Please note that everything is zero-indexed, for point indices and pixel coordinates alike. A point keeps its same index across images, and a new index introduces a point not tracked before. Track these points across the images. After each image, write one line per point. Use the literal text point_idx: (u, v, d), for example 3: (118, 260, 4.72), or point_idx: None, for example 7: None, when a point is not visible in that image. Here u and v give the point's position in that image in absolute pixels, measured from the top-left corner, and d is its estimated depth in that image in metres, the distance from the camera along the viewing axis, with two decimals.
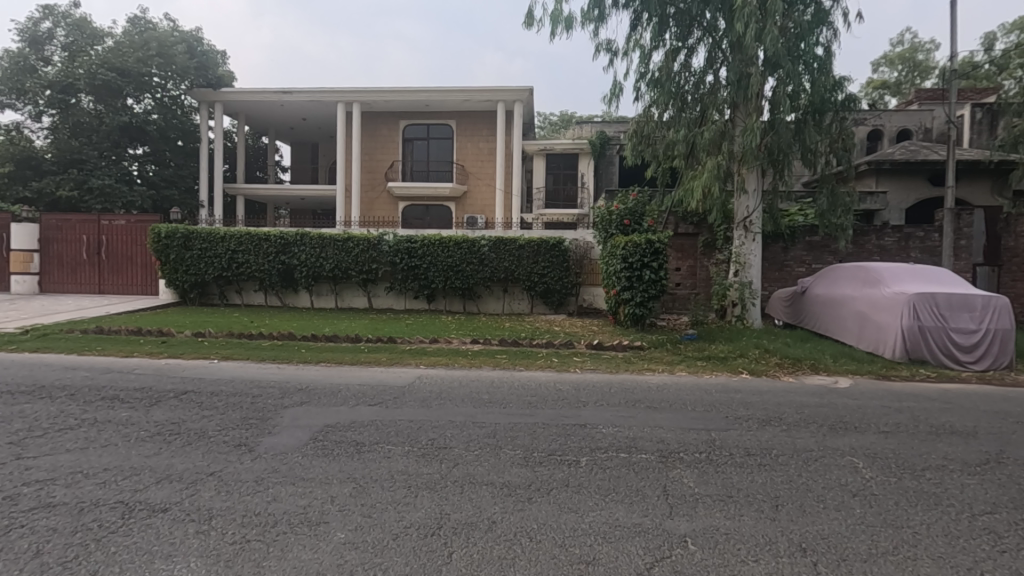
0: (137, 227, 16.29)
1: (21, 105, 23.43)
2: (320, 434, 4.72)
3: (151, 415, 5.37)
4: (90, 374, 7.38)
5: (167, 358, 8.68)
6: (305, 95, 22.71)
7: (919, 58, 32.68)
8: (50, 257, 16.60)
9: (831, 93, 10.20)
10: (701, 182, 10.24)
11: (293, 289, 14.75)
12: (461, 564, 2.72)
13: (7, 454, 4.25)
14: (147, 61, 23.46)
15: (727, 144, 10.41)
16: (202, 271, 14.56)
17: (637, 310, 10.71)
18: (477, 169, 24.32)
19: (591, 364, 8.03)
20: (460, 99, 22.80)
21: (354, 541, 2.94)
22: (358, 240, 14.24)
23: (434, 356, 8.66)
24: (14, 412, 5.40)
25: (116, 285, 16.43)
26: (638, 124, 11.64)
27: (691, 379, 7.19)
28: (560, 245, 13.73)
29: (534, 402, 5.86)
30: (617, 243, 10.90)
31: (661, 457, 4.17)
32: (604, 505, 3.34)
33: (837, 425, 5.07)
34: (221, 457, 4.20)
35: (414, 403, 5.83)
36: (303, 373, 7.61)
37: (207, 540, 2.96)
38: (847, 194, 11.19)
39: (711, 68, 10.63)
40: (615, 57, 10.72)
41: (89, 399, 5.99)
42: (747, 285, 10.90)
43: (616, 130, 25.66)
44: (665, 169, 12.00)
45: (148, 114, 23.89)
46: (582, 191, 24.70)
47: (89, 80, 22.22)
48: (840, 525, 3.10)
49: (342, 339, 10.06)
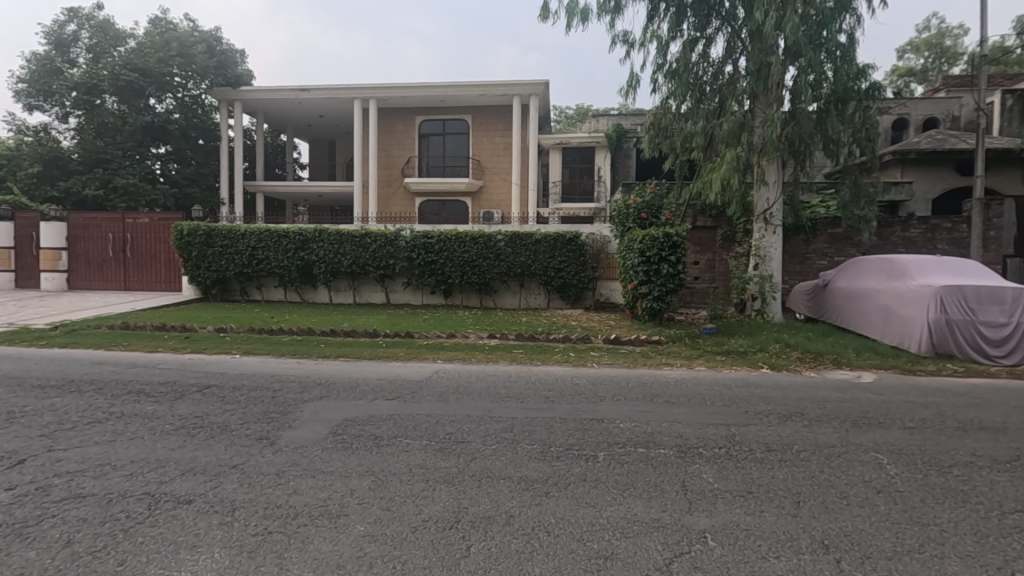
0: (160, 224, 16.64)
1: (48, 107, 24.01)
2: (339, 429, 4.77)
3: (175, 409, 5.49)
4: (117, 368, 7.57)
5: (190, 353, 8.86)
6: (322, 92, 22.88)
7: (946, 44, 31.76)
8: (77, 255, 17.02)
9: (854, 81, 9.96)
10: (720, 174, 10.10)
11: (312, 284, 14.93)
12: (480, 557, 2.74)
13: (39, 446, 4.38)
14: (168, 61, 23.84)
15: (747, 135, 10.23)
16: (224, 268, 14.80)
17: (654, 305, 10.63)
18: (493, 164, 24.29)
19: (609, 358, 7.98)
20: (476, 94, 22.77)
21: (373, 534, 2.97)
22: (375, 235, 14.34)
23: (451, 350, 8.70)
24: (45, 405, 5.56)
25: (140, 281, 16.79)
26: (656, 116, 11.50)
27: (710, 374, 7.12)
28: (576, 239, 13.67)
29: (551, 396, 5.85)
30: (634, 237, 10.81)
31: (679, 452, 4.14)
32: (623, 500, 3.33)
33: (861, 421, 4.97)
34: (243, 450, 4.28)
35: (431, 397, 5.87)
36: (322, 368, 7.70)
37: (230, 531, 3.01)
38: (871, 185, 10.94)
39: (730, 58, 10.45)
40: (631, 48, 10.59)
41: (116, 393, 6.13)
42: (767, 279, 10.74)
43: (633, 122, 25.41)
44: (683, 161, 11.85)
45: (170, 113, 24.33)
46: (599, 185, 24.54)
47: (113, 81, 22.69)
48: (864, 522, 3.05)
49: (360, 334, 10.18)
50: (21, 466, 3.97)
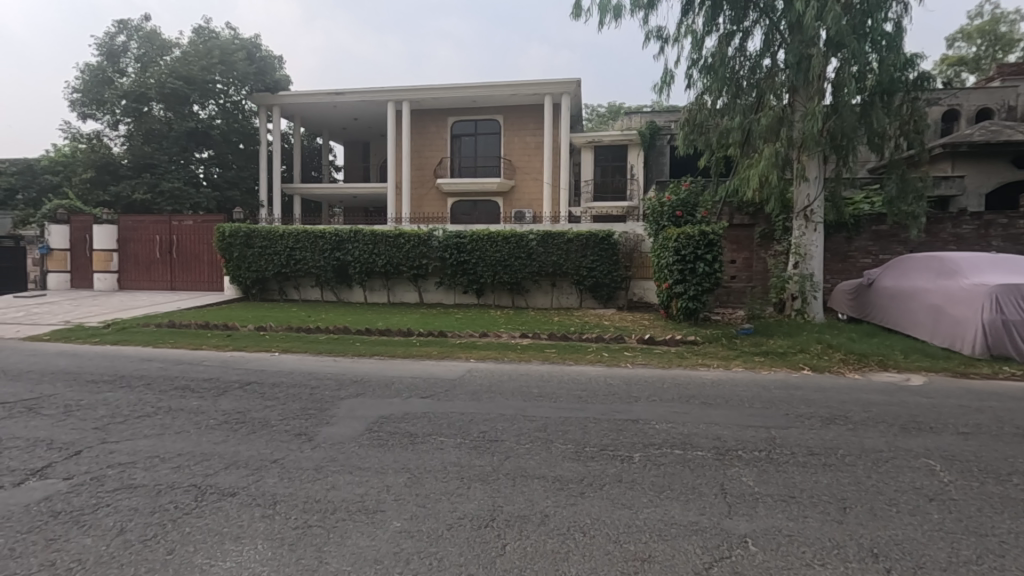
0: (203, 226, 17.27)
1: (100, 115, 25.17)
2: (375, 425, 4.85)
3: (219, 404, 5.68)
4: (164, 365, 7.88)
5: (232, 351, 9.15)
6: (357, 96, 23.30)
7: (1001, 30, 30.18)
8: (127, 256, 17.78)
9: (901, 71, 9.56)
10: (758, 170, 9.84)
11: (347, 284, 15.22)
12: (515, 556, 2.73)
13: (94, 438, 4.59)
14: (210, 69, 24.69)
15: (786, 130, 9.94)
16: (263, 268, 15.23)
17: (689, 304, 10.45)
18: (524, 164, 24.29)
19: (643, 359, 7.87)
20: (507, 94, 22.79)
21: (409, 530, 3.00)
22: (409, 236, 14.52)
23: (484, 349, 8.73)
24: (98, 400, 5.83)
25: (185, 281, 17.43)
26: (691, 112, 11.29)
27: (748, 375, 6.95)
28: (609, 237, 13.54)
29: (585, 396, 5.80)
30: (668, 235, 10.64)
31: (717, 454, 4.05)
32: (659, 502, 3.28)
33: (911, 425, 4.77)
34: (282, 445, 4.38)
35: (464, 395, 5.90)
36: (357, 366, 7.84)
37: (272, 523, 3.09)
38: (919, 179, 10.49)
39: (768, 51, 10.18)
40: (665, 44, 10.43)
41: (163, 388, 6.39)
42: (807, 278, 10.42)
43: (667, 119, 25.03)
44: (720, 158, 11.61)
45: (212, 119, 25.25)
46: (632, 183, 24.25)
47: (159, 89, 23.63)
48: (916, 531, 2.92)
49: (394, 332, 10.32)
50: (76, 457, 4.17)
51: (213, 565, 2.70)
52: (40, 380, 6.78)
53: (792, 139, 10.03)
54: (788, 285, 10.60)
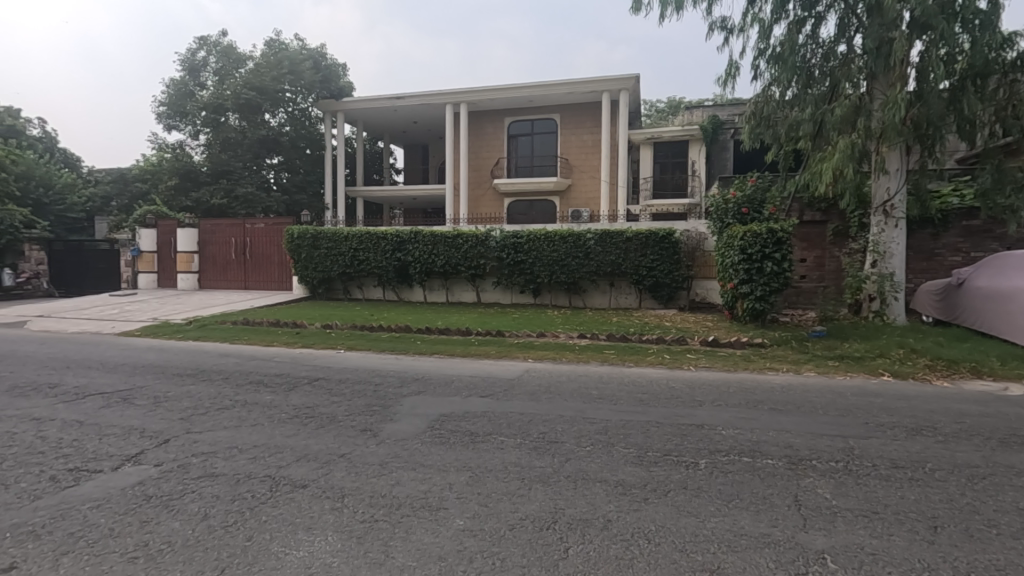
0: (274, 228, 18.23)
1: (183, 126, 27.04)
2: (436, 423, 4.94)
3: (290, 399, 5.96)
4: (240, 360, 8.36)
5: (301, 348, 9.59)
6: (416, 99, 23.84)
7: None
8: (206, 257, 19.00)
9: (997, 52, 8.78)
10: (832, 164, 9.31)
11: (407, 284, 15.61)
12: (578, 561, 2.70)
13: (180, 428, 4.93)
14: (281, 79, 25.99)
15: (864, 120, 9.35)
16: (329, 269, 15.86)
17: (756, 305, 10.02)
18: (581, 162, 24.07)
19: (706, 361, 7.61)
20: (564, 92, 22.65)
21: (472, 529, 3.03)
22: (467, 236, 14.72)
23: (541, 349, 8.72)
24: (183, 392, 6.26)
25: (257, 281, 18.42)
26: (757, 105, 10.81)
27: (822, 381, 6.57)
28: (669, 236, 13.20)
29: (647, 399, 5.68)
30: (734, 233, 10.26)
31: (790, 463, 3.85)
32: (728, 511, 3.15)
33: (1009, 439, 4.36)
34: (349, 439, 4.55)
35: (523, 395, 5.90)
36: (418, 364, 8.03)
37: (341, 516, 3.21)
38: (1017, 169, 9.60)
39: (843, 37, 9.60)
40: (730, 35, 10.03)
41: (239, 382, 6.78)
42: (887, 277, 9.76)
43: (730, 112, 24.14)
44: (789, 151, 11.08)
45: (282, 127, 26.54)
46: (693, 179, 23.54)
47: (235, 99, 25.16)
48: (1019, 557, 2.66)
49: (453, 332, 10.48)
50: (165, 445, 4.48)
51: (288, 554, 2.83)
52: (133, 372, 7.37)
53: (871, 129, 9.41)
54: (865, 286, 9.96)
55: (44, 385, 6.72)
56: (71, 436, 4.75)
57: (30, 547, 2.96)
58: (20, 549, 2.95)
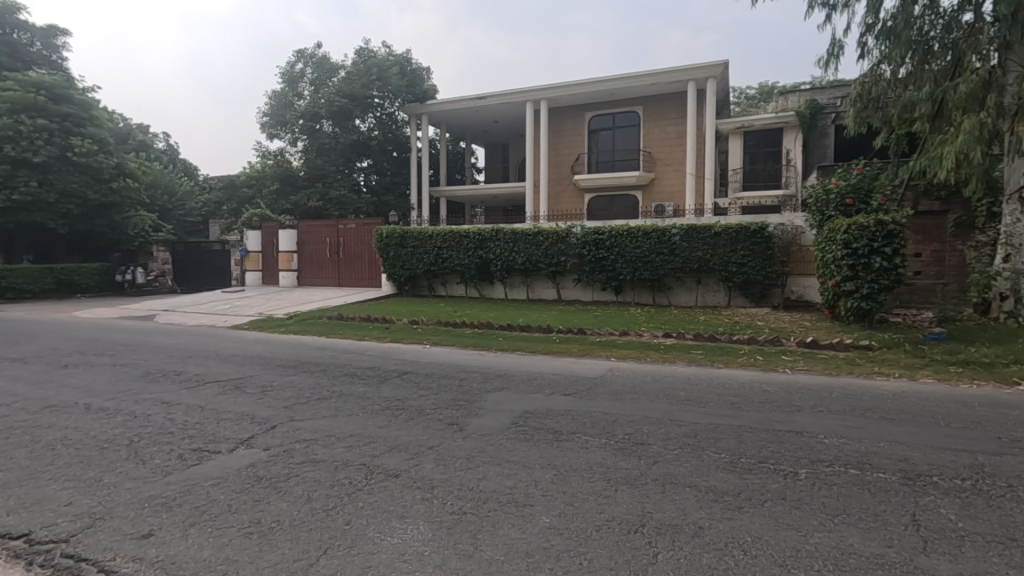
0: (364, 228, 19.22)
1: (284, 135, 29.13)
2: (520, 420, 4.98)
3: (381, 391, 6.25)
4: (336, 353, 8.89)
5: (390, 342, 10.04)
6: (497, 99, 24.14)
7: None
8: (304, 256, 20.37)
9: None
10: (955, 147, 8.37)
11: (489, 281, 15.88)
12: (668, 568, 2.62)
13: (285, 415, 5.33)
14: (370, 85, 27.32)
15: (994, 97, 8.34)
16: (414, 266, 16.47)
17: (861, 304, 9.22)
18: (665, 155, 23.31)
19: (804, 364, 7.11)
20: (647, 83, 22.02)
21: (558, 527, 3.03)
22: (548, 233, 14.74)
23: (624, 348, 8.55)
24: (287, 382, 6.76)
25: (350, 279, 19.50)
26: (865, 85, 9.92)
27: (942, 389, 5.92)
28: (762, 230, 12.46)
29: (738, 403, 5.40)
30: (836, 226, 9.51)
31: (905, 478, 3.51)
32: (833, 527, 2.93)
33: None
34: (437, 432, 4.70)
35: (606, 395, 5.82)
36: (500, 361, 8.15)
37: (431, 506, 3.33)
38: None
39: (969, 4, 8.60)
40: (833, 11, 9.30)
41: (335, 374, 7.21)
42: (1023, 274, 8.64)
43: (831, 96, 22.37)
44: (901, 135, 10.10)
45: (371, 131, 27.79)
46: (788, 169, 22.09)
47: (329, 107, 26.80)
48: None
49: (534, 329, 10.52)
50: (272, 431, 4.86)
51: (383, 540, 2.97)
52: (243, 363, 8.07)
53: (1004, 106, 8.37)
54: (994, 283, 8.87)
55: (171, 372, 7.53)
56: (194, 419, 5.28)
57: (164, 517, 3.32)
58: (156, 517, 3.32)
